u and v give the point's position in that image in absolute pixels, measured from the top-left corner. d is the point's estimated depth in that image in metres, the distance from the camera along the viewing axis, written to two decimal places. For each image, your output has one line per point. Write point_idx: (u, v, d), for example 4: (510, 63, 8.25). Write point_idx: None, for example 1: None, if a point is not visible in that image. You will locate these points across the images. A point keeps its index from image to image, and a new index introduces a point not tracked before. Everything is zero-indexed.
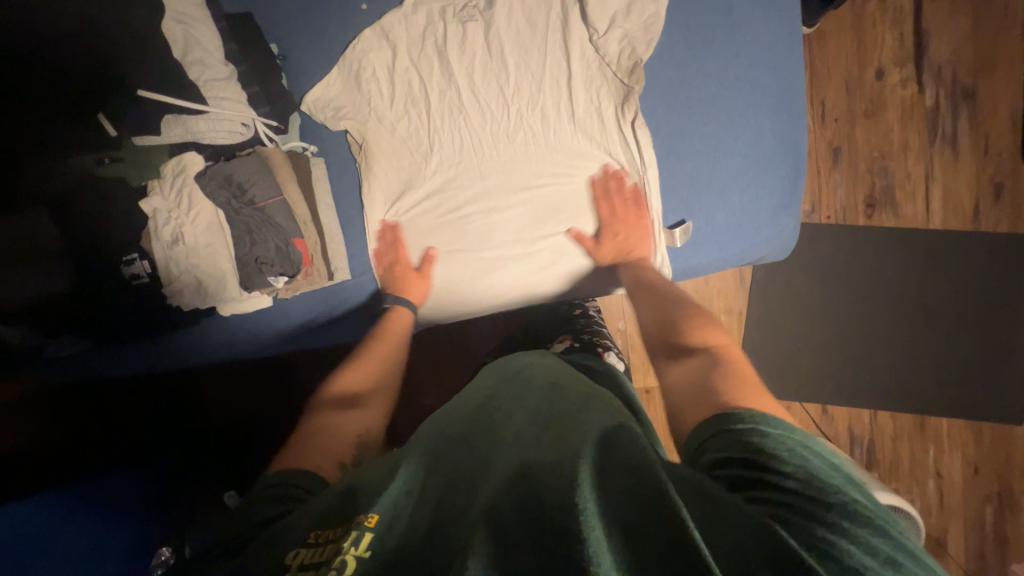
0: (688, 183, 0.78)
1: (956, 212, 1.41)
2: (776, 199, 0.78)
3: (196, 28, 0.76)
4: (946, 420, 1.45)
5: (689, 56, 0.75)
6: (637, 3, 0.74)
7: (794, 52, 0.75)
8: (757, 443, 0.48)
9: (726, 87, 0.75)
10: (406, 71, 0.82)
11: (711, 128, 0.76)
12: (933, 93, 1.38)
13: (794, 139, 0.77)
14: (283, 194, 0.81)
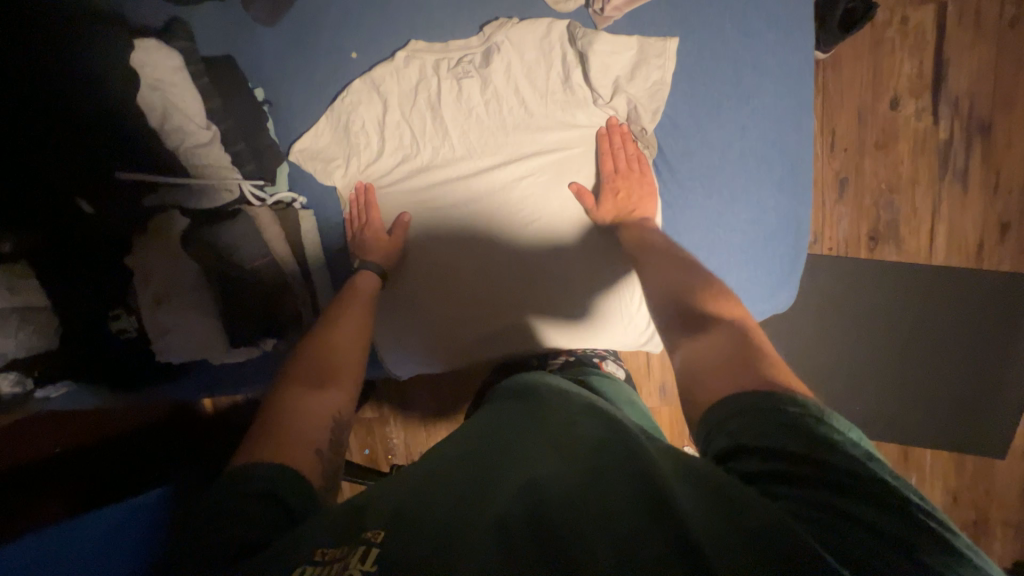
0: (687, 257, 0.75)
1: (959, 248, 1.38)
2: (778, 275, 0.75)
3: (174, 94, 0.70)
4: (930, 452, 1.47)
5: (694, 126, 0.72)
6: (642, 67, 0.70)
7: (805, 126, 0.72)
8: (787, 426, 0.43)
9: (731, 160, 0.72)
10: (398, 126, 0.78)
11: (712, 201, 0.73)
12: (947, 126, 1.33)
13: (799, 214, 0.74)
14: (271, 254, 0.78)
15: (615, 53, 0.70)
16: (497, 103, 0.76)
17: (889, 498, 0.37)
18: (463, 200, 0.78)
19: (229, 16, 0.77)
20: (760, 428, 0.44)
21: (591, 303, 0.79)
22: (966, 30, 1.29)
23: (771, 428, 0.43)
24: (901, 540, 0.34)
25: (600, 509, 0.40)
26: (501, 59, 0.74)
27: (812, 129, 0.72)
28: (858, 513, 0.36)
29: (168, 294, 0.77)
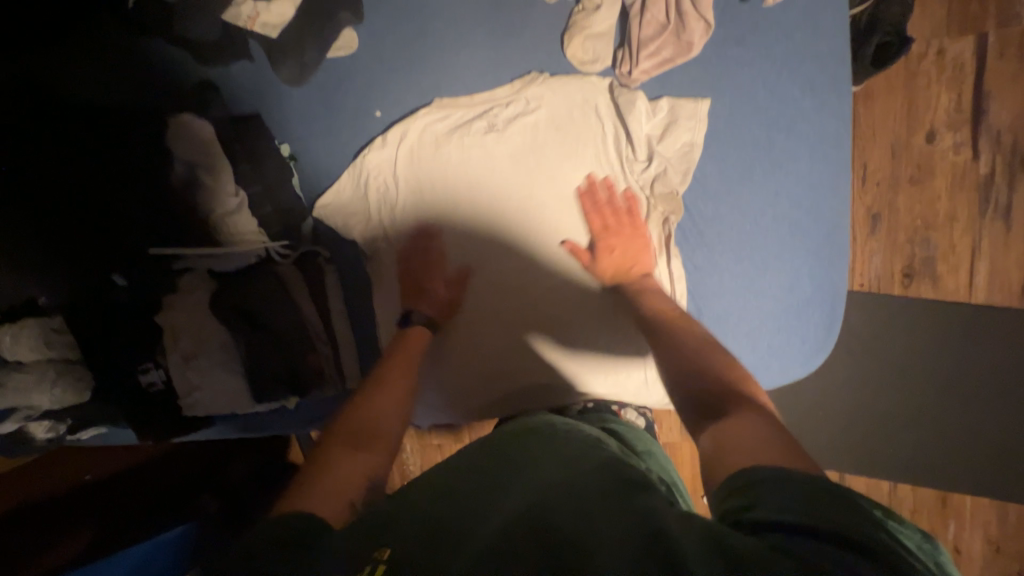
0: (716, 323, 0.72)
1: (1002, 288, 1.32)
2: (812, 346, 0.70)
3: (204, 159, 0.73)
4: (971, 500, 1.41)
5: (724, 187, 0.70)
6: (673, 129, 0.69)
7: (842, 189, 0.69)
8: (796, 482, 0.41)
9: (763, 225, 0.69)
10: (418, 181, 0.77)
11: (743, 267, 0.70)
12: (988, 160, 1.27)
13: (835, 283, 0.70)
14: (299, 314, 0.80)
15: (643, 117, 0.70)
16: (520, 158, 0.75)
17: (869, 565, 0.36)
18: (475, 197, 0.77)
19: (261, 79, 0.79)
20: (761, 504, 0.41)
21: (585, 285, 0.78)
22: (1009, 62, 1.23)
23: (788, 484, 0.41)
24: None
25: (577, 534, 0.41)
26: (525, 117, 0.74)
27: (850, 190, 0.69)
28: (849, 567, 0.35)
29: (196, 352, 0.78)
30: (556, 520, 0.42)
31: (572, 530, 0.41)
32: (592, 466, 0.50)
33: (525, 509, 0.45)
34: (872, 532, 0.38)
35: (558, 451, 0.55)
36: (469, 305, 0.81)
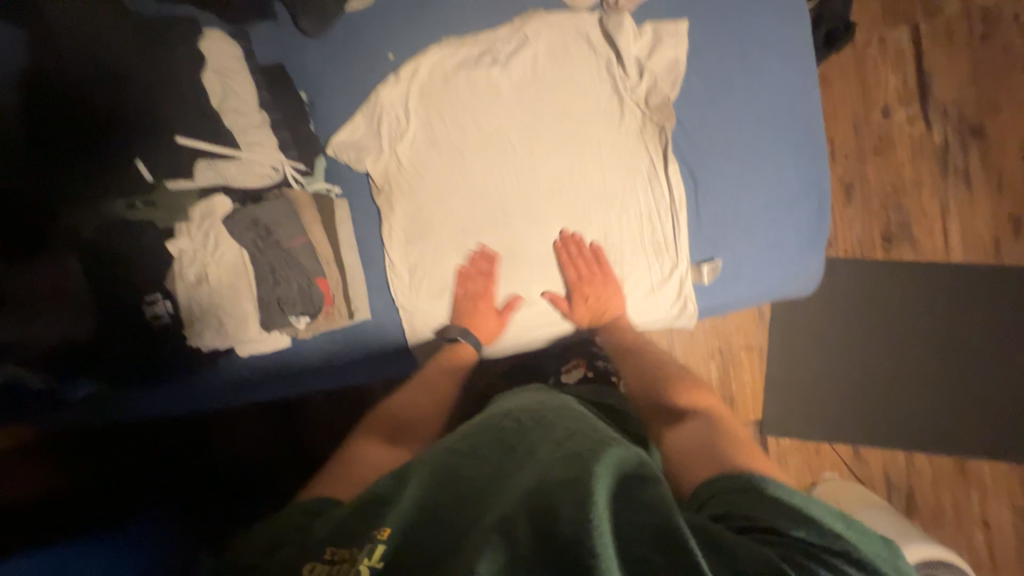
0: (714, 223, 0.78)
1: (977, 246, 1.40)
2: (803, 236, 0.78)
3: (235, 80, 0.78)
4: (986, 463, 1.40)
5: (709, 96, 0.78)
6: (659, 48, 0.78)
7: (809, 96, 0.78)
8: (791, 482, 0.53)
9: (748, 127, 0.77)
10: (431, 113, 0.84)
11: (734, 167, 0.77)
12: (941, 130, 1.40)
13: (816, 177, 0.78)
14: (307, 233, 0.81)
15: (631, 38, 0.79)
16: (522, 88, 0.82)
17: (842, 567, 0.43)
18: (481, 126, 0.83)
19: (280, 26, 0.85)
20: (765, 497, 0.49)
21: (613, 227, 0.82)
22: (942, 46, 1.40)
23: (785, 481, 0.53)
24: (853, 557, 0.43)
25: (563, 512, 0.42)
26: (527, 50, 0.82)
27: (818, 93, 0.78)
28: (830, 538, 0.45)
29: (206, 276, 0.78)
30: (550, 499, 0.44)
31: (560, 505, 0.43)
32: (592, 441, 0.52)
33: (519, 487, 0.47)
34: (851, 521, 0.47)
35: (560, 426, 0.57)
36: (484, 235, 0.83)
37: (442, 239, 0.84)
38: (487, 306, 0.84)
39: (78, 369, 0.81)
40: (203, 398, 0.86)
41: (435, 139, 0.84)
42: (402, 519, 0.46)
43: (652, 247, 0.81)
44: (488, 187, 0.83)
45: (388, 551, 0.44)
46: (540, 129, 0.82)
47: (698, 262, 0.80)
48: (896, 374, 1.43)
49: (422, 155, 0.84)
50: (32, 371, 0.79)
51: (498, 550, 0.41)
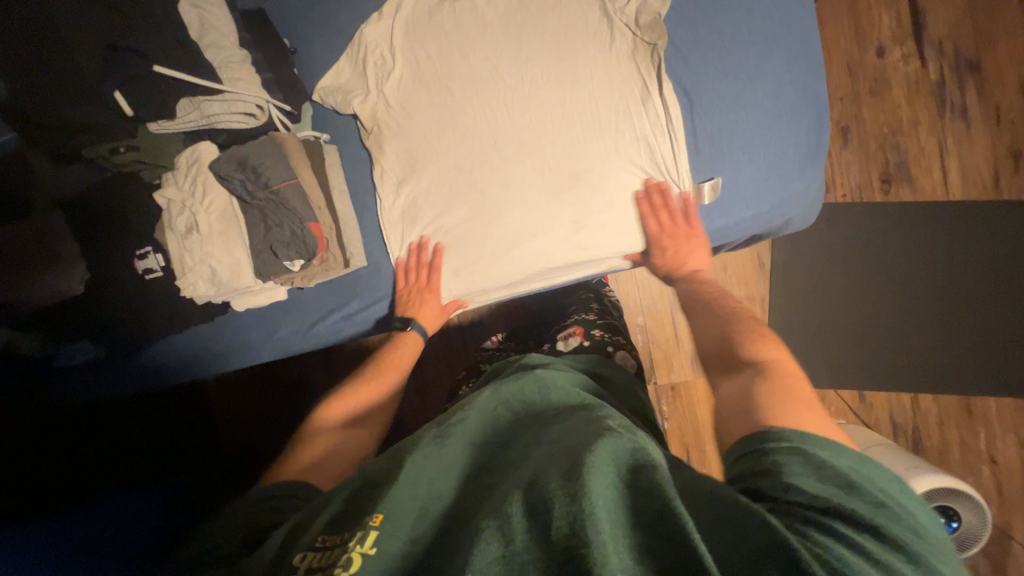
0: (711, 141, 0.80)
1: (975, 182, 1.39)
2: (801, 150, 0.81)
3: (211, 13, 0.75)
4: (994, 401, 1.39)
5: (700, 15, 0.79)
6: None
7: (798, 7, 0.80)
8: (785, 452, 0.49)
9: (740, 42, 0.78)
10: (416, 49, 0.82)
11: (730, 84, 0.79)
12: (936, 67, 1.38)
13: (812, 89, 0.81)
14: (297, 177, 0.78)
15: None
16: (509, 17, 0.80)
17: (852, 538, 0.40)
18: (470, 57, 0.81)
19: None
20: (772, 469, 0.48)
21: (611, 171, 0.81)
22: None
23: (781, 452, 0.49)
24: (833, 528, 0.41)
25: (555, 503, 0.42)
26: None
27: (810, 3, 0.80)
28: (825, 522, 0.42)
29: (196, 224, 0.76)
30: (543, 495, 0.43)
31: (552, 496, 0.42)
32: (589, 433, 0.51)
33: (512, 483, 0.48)
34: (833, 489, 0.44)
35: (558, 421, 0.57)
36: (481, 169, 0.82)
37: (436, 178, 0.83)
38: (492, 242, 0.83)
39: (73, 329, 0.81)
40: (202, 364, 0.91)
41: (423, 77, 0.82)
42: (398, 514, 0.48)
43: (650, 171, 0.81)
44: (482, 121, 0.81)
45: (381, 539, 0.46)
46: (530, 62, 0.80)
47: (698, 182, 0.81)
48: (900, 317, 1.42)
49: (410, 91, 0.82)
50: (29, 334, 0.80)
51: (492, 541, 0.42)
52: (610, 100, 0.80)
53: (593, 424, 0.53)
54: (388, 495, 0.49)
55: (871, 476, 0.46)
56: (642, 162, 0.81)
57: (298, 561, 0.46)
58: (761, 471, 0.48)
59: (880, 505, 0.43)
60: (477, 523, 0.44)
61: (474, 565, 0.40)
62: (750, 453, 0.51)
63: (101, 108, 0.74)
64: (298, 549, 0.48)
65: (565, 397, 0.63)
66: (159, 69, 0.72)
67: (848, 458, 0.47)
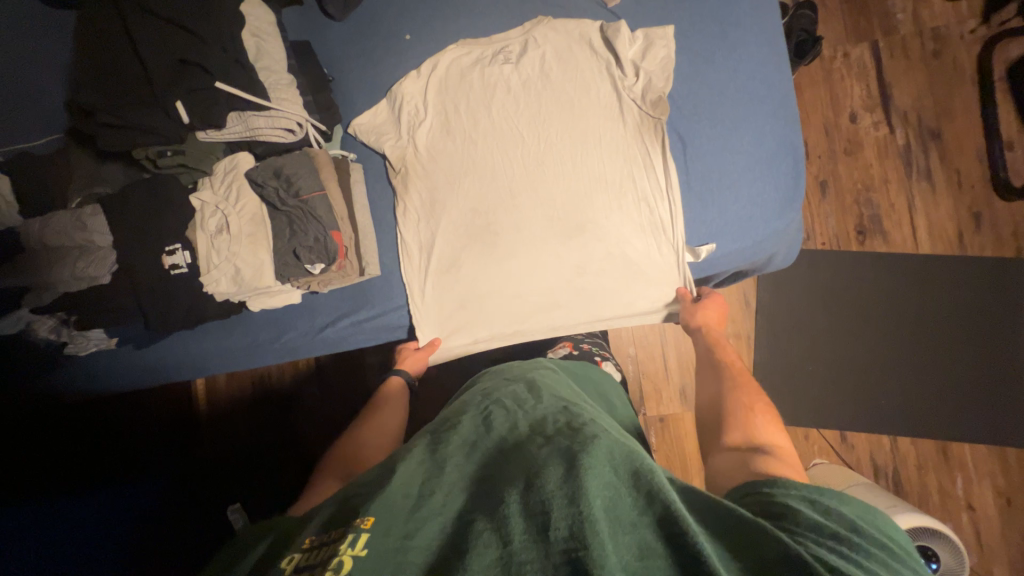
0: (701, 178, 0.89)
1: (942, 238, 1.51)
2: (781, 193, 0.91)
3: (267, 42, 0.84)
4: (968, 447, 1.44)
5: (694, 71, 0.90)
6: (651, 49, 0.88)
7: (778, 76, 0.92)
8: (798, 492, 0.53)
9: (728, 96, 0.89)
10: (447, 105, 0.92)
11: (718, 130, 0.89)
12: (902, 133, 1.53)
13: (791, 141, 0.91)
14: (325, 189, 0.85)
15: (626, 43, 0.89)
16: (526, 64, 0.91)
17: (864, 564, 0.43)
18: (490, 96, 0.91)
19: (308, 9, 0.93)
20: (785, 504, 0.51)
21: (609, 207, 0.89)
22: (899, 60, 1.55)
23: (793, 490, 0.53)
24: (843, 554, 0.44)
25: (554, 506, 0.45)
26: (536, 50, 0.91)
27: (789, 70, 0.93)
28: (836, 551, 0.44)
29: (227, 225, 0.82)
30: (542, 501, 0.45)
31: (551, 498, 0.45)
32: (583, 435, 0.55)
33: (507, 485, 0.50)
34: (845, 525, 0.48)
35: (550, 422, 0.61)
36: (493, 193, 0.90)
37: (453, 199, 0.90)
38: (499, 262, 0.90)
39: (89, 318, 0.83)
40: (203, 360, 0.95)
41: (446, 109, 0.92)
42: (391, 514, 0.48)
43: (648, 228, 0.90)
44: (496, 152, 0.90)
45: (373, 540, 0.45)
46: (542, 105, 0.90)
47: (693, 246, 0.90)
48: (877, 360, 1.49)
49: (435, 123, 0.92)
50: (47, 317, 0.82)
51: (490, 544, 0.43)
52: (610, 146, 0.89)
53: (584, 425, 0.58)
54: (381, 496, 0.50)
55: (874, 519, 0.50)
56: (638, 199, 0.89)
57: (285, 562, 0.45)
58: (773, 507, 0.51)
59: (883, 545, 0.47)
60: (473, 528, 0.46)
61: (474, 566, 0.41)
62: (758, 492, 0.55)
63: (160, 113, 0.78)
64: (286, 551, 0.47)
65: (555, 398, 0.68)
66: (221, 85, 0.79)
67: (852, 504, 0.51)
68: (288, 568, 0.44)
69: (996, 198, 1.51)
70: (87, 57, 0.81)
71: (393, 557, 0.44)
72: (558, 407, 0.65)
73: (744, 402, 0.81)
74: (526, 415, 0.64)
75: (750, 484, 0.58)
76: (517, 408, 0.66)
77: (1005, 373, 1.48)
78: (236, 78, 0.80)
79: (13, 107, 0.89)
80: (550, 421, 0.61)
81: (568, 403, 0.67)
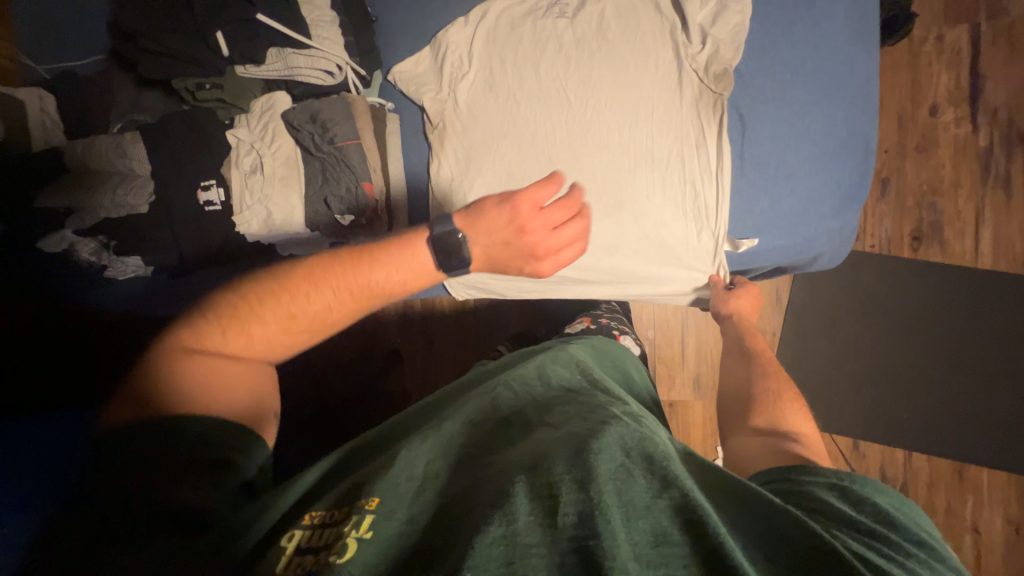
0: (756, 167, 0.83)
1: (1006, 255, 1.40)
2: (843, 191, 0.84)
3: None
4: (987, 472, 1.40)
5: (767, 44, 0.82)
6: (723, 15, 0.80)
7: (862, 54, 0.82)
8: (825, 479, 0.52)
9: (801, 77, 0.81)
10: (492, 59, 0.86)
11: (783, 115, 0.82)
12: (987, 134, 1.39)
13: (863, 134, 0.83)
14: (360, 138, 0.82)
15: (697, 5, 0.81)
16: (580, 23, 0.84)
17: (898, 558, 0.44)
18: (539, 55, 0.85)
19: None
20: (812, 494, 0.51)
21: (651, 187, 0.84)
22: (1001, 48, 1.37)
23: (819, 479, 0.53)
24: (877, 547, 0.44)
25: (563, 491, 0.45)
26: (595, 6, 0.84)
27: (877, 51, 0.83)
28: (870, 545, 0.45)
29: (261, 166, 0.82)
30: (552, 486, 0.45)
31: (561, 482, 0.46)
32: (593, 420, 0.55)
33: (513, 467, 0.50)
34: (877, 517, 0.48)
35: (558, 407, 0.61)
36: (531, 160, 0.85)
37: (490, 162, 0.86)
38: None
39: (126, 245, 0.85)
40: None
41: (489, 65, 0.86)
42: (394, 496, 0.49)
43: (690, 213, 0.84)
44: (538, 116, 0.85)
45: (377, 523, 0.46)
46: (590, 71, 0.84)
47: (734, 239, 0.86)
48: (908, 373, 1.43)
49: (478, 78, 0.87)
50: (88, 240, 0.84)
51: (496, 524, 0.42)
52: (660, 122, 0.83)
53: (594, 410, 0.58)
54: (385, 477, 0.50)
55: (911, 514, 0.49)
56: (683, 183, 0.83)
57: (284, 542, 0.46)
58: (801, 495, 0.51)
59: (920, 540, 0.46)
60: (479, 507, 0.46)
61: (478, 545, 0.40)
62: (784, 477, 0.55)
63: (199, 43, 0.77)
64: (290, 528, 0.48)
65: (561, 385, 0.67)
66: (262, 19, 0.77)
67: (887, 496, 0.51)
68: (289, 548, 0.45)
69: None
70: None
71: (394, 542, 0.45)
72: (568, 394, 0.65)
73: (772, 389, 0.79)
74: (534, 399, 0.64)
75: (773, 470, 0.58)
76: (525, 388, 0.66)
77: None
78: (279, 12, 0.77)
79: (59, 24, 0.88)
80: (556, 407, 0.61)
81: (575, 387, 0.67)
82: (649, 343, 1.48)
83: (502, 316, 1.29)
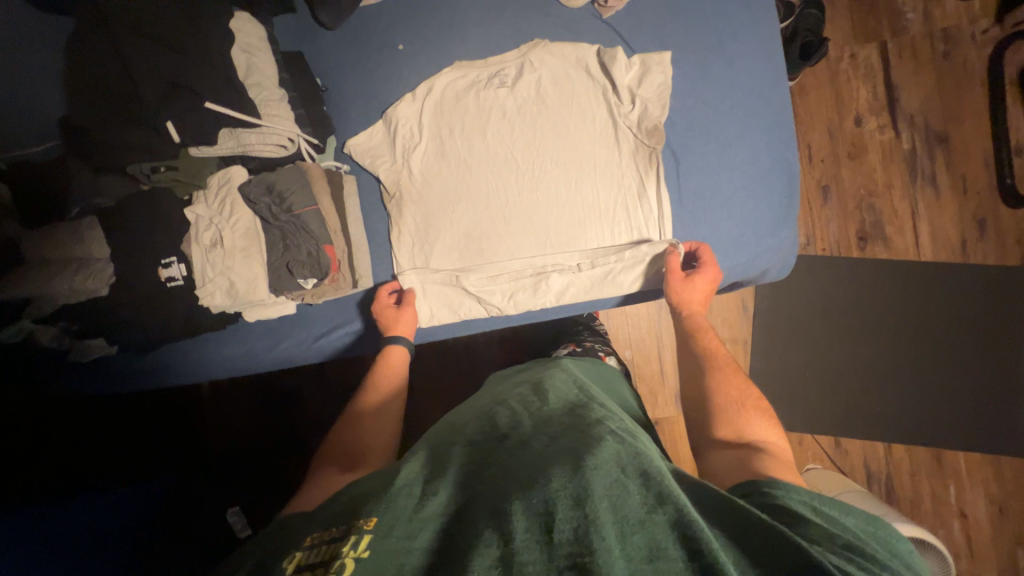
0: (693, 198, 0.90)
1: (945, 245, 1.49)
2: (774, 213, 0.91)
3: (258, 57, 0.84)
4: (963, 455, 1.44)
5: (688, 86, 0.89)
6: (648, 76, 0.87)
7: (776, 87, 0.90)
8: (802, 493, 0.54)
9: (721, 113, 0.89)
10: (442, 129, 0.91)
11: (710, 148, 0.89)
12: (909, 138, 1.50)
13: (785, 158, 0.90)
14: (318, 204, 0.85)
15: (623, 69, 0.88)
16: (524, 73, 0.90)
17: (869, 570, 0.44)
18: (481, 107, 0.91)
19: (301, 20, 0.93)
20: (786, 506, 0.52)
21: (615, 215, 0.90)
22: (908, 62, 1.51)
23: (799, 491, 0.54)
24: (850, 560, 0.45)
25: (559, 507, 0.46)
26: (532, 74, 0.90)
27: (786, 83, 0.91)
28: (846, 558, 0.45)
29: (221, 241, 0.83)
30: (550, 502, 0.46)
31: (557, 498, 0.46)
32: (591, 435, 0.57)
33: (510, 485, 0.51)
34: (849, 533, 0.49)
35: (557, 424, 0.63)
36: (490, 200, 0.90)
37: (449, 212, 0.91)
38: (493, 269, 0.90)
39: (88, 328, 0.85)
40: (195, 369, 0.96)
41: (439, 122, 0.92)
42: (394, 514, 0.49)
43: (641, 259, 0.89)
44: (496, 158, 0.90)
45: (375, 541, 0.45)
46: (542, 111, 0.90)
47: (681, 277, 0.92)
48: (874, 366, 1.49)
49: (428, 139, 0.91)
50: (50, 327, 0.84)
51: (491, 544, 0.44)
52: (614, 161, 0.90)
53: (592, 426, 0.59)
54: (384, 497, 0.51)
55: (879, 535, 0.50)
56: (636, 225, 0.89)
57: (286, 562, 0.46)
58: (781, 513, 0.51)
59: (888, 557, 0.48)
60: (477, 526, 0.46)
61: (475, 567, 0.41)
62: (761, 491, 0.55)
63: (148, 131, 0.80)
64: (289, 551, 0.48)
65: (562, 399, 0.70)
66: (209, 106, 0.79)
67: (856, 514, 0.52)
68: (290, 567, 0.45)
69: (1002, 205, 1.48)
70: (75, 70, 0.81)
71: (396, 558, 0.44)
72: (566, 408, 0.67)
73: None
74: (533, 416, 0.66)
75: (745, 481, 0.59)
76: (525, 408, 0.69)
77: (1001, 382, 1.47)
78: (225, 96, 0.80)
79: (9, 118, 0.89)
80: (553, 420, 0.64)
81: (574, 404, 0.68)
82: (628, 363, 1.51)
83: (480, 353, 1.31)
